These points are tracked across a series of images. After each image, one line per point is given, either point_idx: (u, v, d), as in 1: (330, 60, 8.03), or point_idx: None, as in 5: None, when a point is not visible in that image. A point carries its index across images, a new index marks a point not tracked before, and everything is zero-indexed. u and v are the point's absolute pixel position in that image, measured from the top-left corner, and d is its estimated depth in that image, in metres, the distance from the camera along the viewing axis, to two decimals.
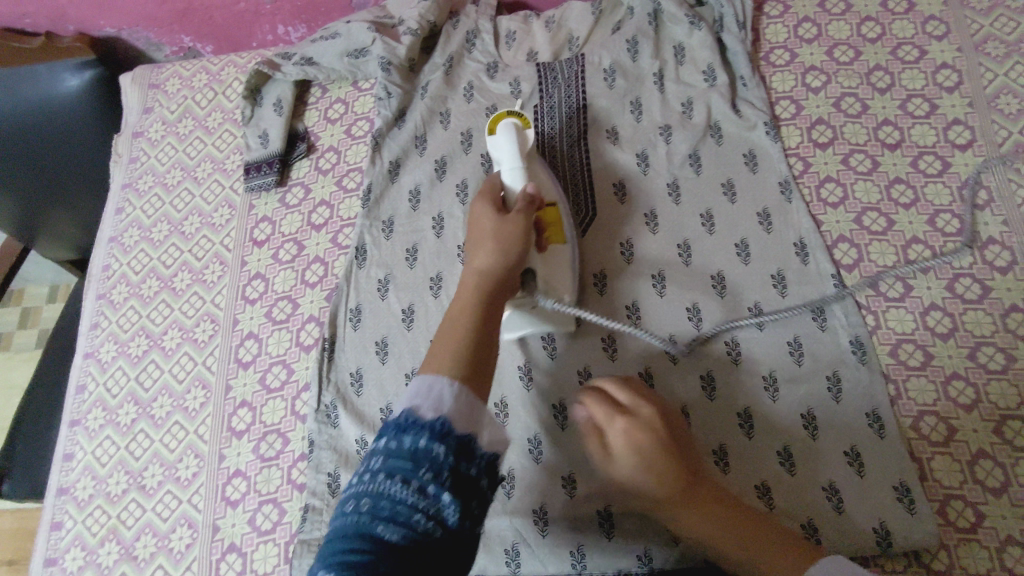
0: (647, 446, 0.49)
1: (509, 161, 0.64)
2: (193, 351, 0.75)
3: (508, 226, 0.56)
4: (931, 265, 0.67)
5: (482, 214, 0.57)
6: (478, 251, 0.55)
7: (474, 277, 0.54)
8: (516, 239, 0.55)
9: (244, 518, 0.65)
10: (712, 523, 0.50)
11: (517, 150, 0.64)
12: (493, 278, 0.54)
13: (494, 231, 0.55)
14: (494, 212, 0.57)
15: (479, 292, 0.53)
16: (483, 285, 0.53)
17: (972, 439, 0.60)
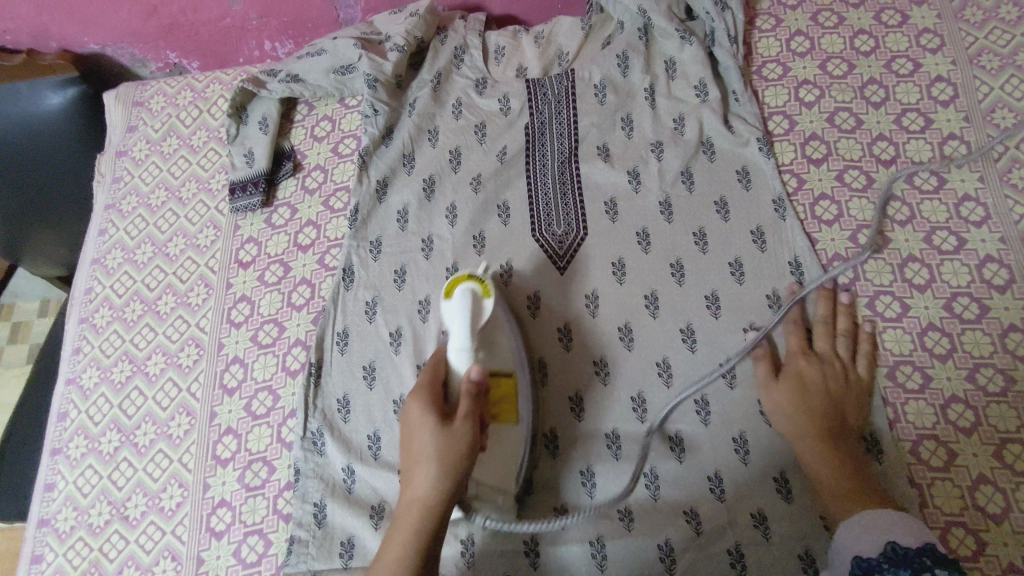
0: (799, 383, 0.61)
1: (460, 338, 0.57)
2: (177, 376, 0.73)
3: (453, 446, 0.51)
4: (929, 284, 0.65)
5: (422, 421, 0.52)
6: (417, 471, 0.51)
7: (413, 504, 0.51)
8: (460, 458, 0.51)
9: (229, 550, 0.64)
10: (818, 455, 0.58)
11: (469, 326, 0.57)
12: (431, 507, 0.50)
13: (437, 452, 0.51)
14: (436, 426, 0.52)
15: (421, 517, 0.50)
16: (421, 519, 0.50)
17: (972, 463, 0.58)
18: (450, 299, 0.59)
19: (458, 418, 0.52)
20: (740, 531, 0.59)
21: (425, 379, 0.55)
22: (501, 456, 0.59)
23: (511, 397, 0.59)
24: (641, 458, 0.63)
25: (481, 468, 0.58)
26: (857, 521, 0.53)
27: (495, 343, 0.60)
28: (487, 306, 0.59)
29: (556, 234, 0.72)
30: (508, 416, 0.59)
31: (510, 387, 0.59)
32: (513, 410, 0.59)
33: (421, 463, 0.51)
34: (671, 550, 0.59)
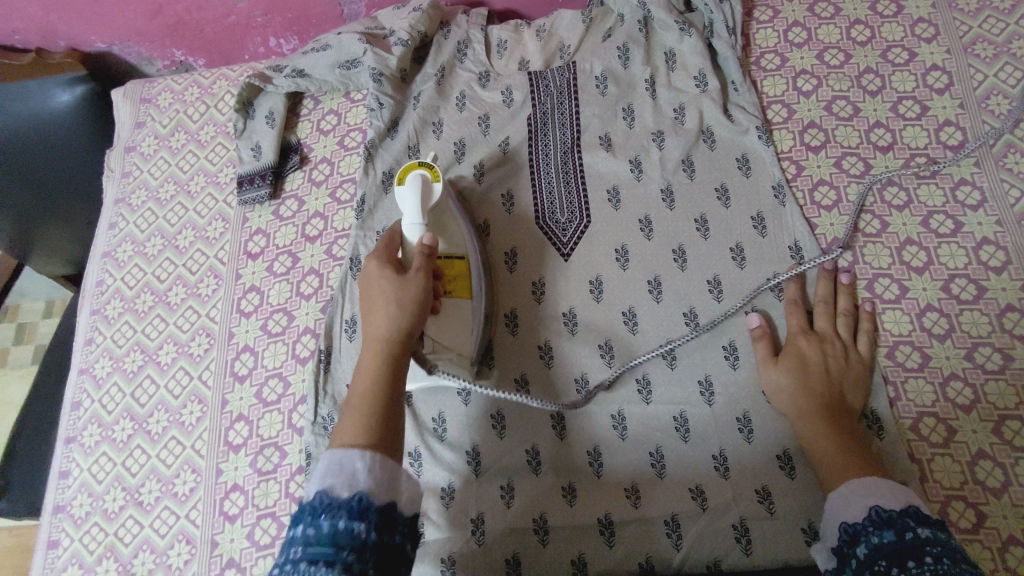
0: (802, 368, 0.62)
1: (411, 217, 0.63)
2: (189, 365, 0.74)
3: (407, 290, 0.55)
4: (926, 266, 0.67)
5: (378, 274, 0.56)
6: (376, 312, 0.54)
7: (373, 339, 0.53)
8: (415, 301, 0.55)
9: (243, 533, 0.65)
10: (832, 439, 0.58)
11: (420, 204, 0.64)
12: (391, 339, 0.53)
13: (395, 293, 0.55)
14: (393, 273, 0.56)
15: (382, 346, 0.53)
16: (382, 353, 0.52)
17: (971, 439, 0.60)
18: (401, 185, 0.65)
19: (412, 270, 0.57)
20: (745, 507, 0.60)
21: (381, 248, 0.60)
22: (458, 326, 0.63)
23: (465, 277, 0.66)
24: (647, 438, 0.64)
25: (438, 330, 0.62)
26: (849, 486, 0.54)
27: (445, 232, 0.67)
28: (436, 189, 0.66)
29: (560, 222, 0.74)
30: (463, 291, 0.65)
31: (463, 268, 0.66)
32: (467, 286, 0.65)
33: (378, 307, 0.54)
34: (677, 526, 0.60)
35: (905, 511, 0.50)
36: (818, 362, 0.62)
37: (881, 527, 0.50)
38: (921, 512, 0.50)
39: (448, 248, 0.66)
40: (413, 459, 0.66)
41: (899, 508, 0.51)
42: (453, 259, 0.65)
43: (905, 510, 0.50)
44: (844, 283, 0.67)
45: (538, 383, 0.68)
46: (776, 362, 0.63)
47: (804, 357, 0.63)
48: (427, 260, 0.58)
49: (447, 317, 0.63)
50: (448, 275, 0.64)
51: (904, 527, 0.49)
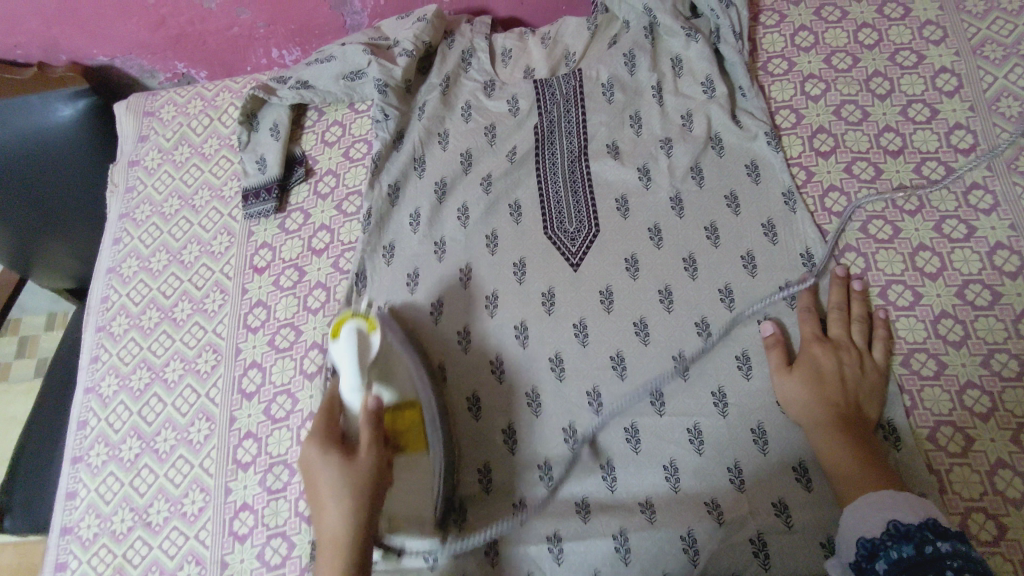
0: (817, 379, 0.61)
1: (351, 378, 0.60)
2: (196, 383, 0.73)
3: (357, 477, 0.53)
4: (940, 272, 0.66)
5: (323, 463, 0.53)
6: (325, 510, 0.52)
7: (327, 541, 0.51)
8: (366, 483, 0.53)
9: (253, 553, 0.64)
10: (849, 453, 0.57)
11: (359, 362, 0.60)
12: (348, 538, 0.51)
13: (343, 477, 0.52)
14: (338, 455, 0.53)
15: (339, 555, 0.50)
16: (340, 552, 0.50)
17: (990, 448, 0.59)
18: (338, 339, 0.62)
19: (360, 450, 0.54)
20: (762, 520, 0.59)
21: (322, 426, 0.56)
22: (416, 488, 0.62)
23: (417, 429, 0.62)
24: (660, 451, 0.63)
25: (394, 501, 0.61)
26: (866, 500, 0.53)
27: (391, 384, 0.63)
28: (374, 342, 0.62)
29: (568, 232, 0.73)
30: (417, 446, 0.62)
31: (414, 417, 0.63)
32: (421, 439, 0.62)
33: (327, 504, 0.52)
34: (694, 541, 0.59)
35: (924, 523, 0.50)
36: (833, 373, 0.62)
37: (900, 540, 0.49)
38: (941, 524, 0.50)
39: (395, 398, 0.63)
40: None
41: (916, 520, 0.50)
42: (402, 408, 0.62)
43: (923, 523, 0.50)
44: (857, 289, 0.66)
45: (549, 396, 0.67)
46: (792, 370, 0.63)
47: (819, 367, 0.62)
48: (374, 433, 0.55)
49: (406, 479, 0.61)
50: (398, 431, 0.61)
51: (923, 540, 0.49)
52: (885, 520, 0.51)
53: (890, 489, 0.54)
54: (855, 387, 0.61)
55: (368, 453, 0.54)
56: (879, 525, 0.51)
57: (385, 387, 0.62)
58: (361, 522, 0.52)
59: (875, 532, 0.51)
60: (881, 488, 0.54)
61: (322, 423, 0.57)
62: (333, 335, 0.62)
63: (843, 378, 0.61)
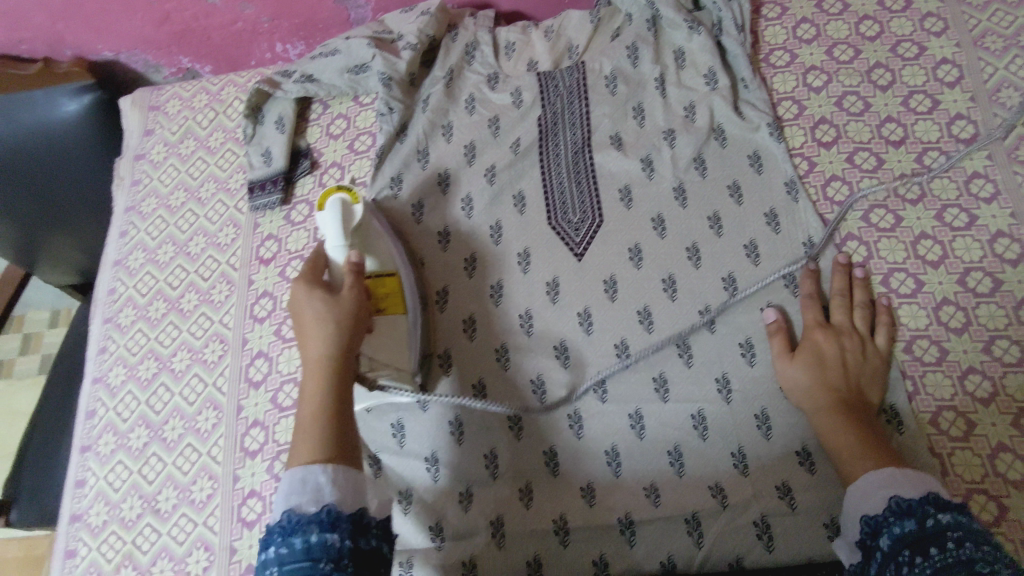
0: (820, 363, 0.62)
1: (334, 238, 0.62)
2: (203, 372, 0.74)
3: (341, 308, 0.55)
4: (941, 260, 0.67)
5: (307, 295, 0.56)
6: (310, 340, 0.54)
7: (311, 366, 0.53)
8: (350, 320, 0.55)
9: (262, 539, 0.65)
10: (850, 434, 0.58)
11: (343, 227, 0.62)
12: (332, 359, 0.53)
13: (328, 311, 0.55)
14: (323, 292, 0.56)
15: (324, 372, 0.52)
16: (324, 372, 0.52)
17: (992, 433, 0.59)
18: (322, 209, 0.63)
19: (343, 289, 0.57)
20: (766, 503, 0.60)
21: (307, 270, 0.59)
22: (393, 344, 0.64)
23: (397, 292, 0.65)
24: (664, 436, 0.64)
25: (372, 348, 0.63)
26: (867, 480, 0.54)
27: (370, 248, 0.65)
28: (358, 211, 0.63)
29: (572, 222, 0.74)
30: (396, 307, 0.64)
31: (393, 283, 0.65)
32: (400, 301, 0.64)
33: (311, 330, 0.54)
34: (698, 524, 0.60)
35: (925, 498, 0.50)
36: (836, 357, 0.62)
37: (900, 516, 0.50)
38: (944, 499, 0.50)
39: (377, 266, 0.65)
40: (429, 462, 0.65)
41: (916, 494, 0.51)
42: (382, 277, 0.64)
43: (924, 497, 0.50)
44: (859, 277, 0.67)
45: (554, 383, 0.67)
46: (794, 355, 0.63)
47: (822, 352, 0.62)
48: (356, 279, 0.58)
49: (384, 338, 0.64)
50: (377, 291, 0.64)
51: (924, 515, 0.49)
52: (886, 497, 0.52)
53: (891, 468, 0.54)
54: (857, 372, 0.62)
55: (352, 295, 0.57)
56: (881, 503, 0.52)
57: (367, 254, 0.65)
58: (347, 350, 0.54)
59: (877, 510, 0.51)
60: (882, 467, 0.54)
61: (308, 271, 0.59)
62: (317, 207, 0.63)
63: (845, 363, 0.62)
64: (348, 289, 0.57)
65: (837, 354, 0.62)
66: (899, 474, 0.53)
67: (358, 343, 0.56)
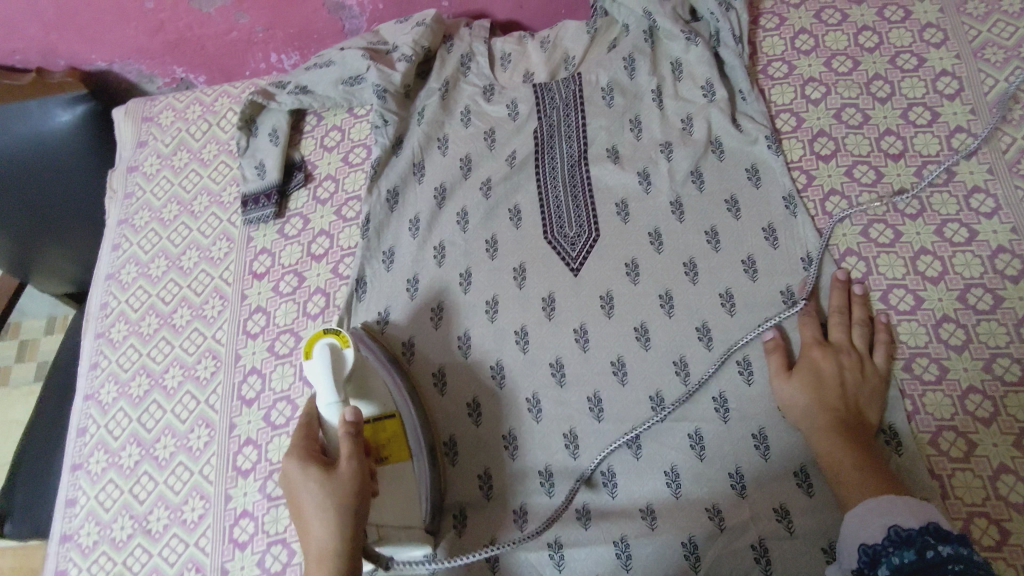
0: (818, 383, 0.61)
1: (326, 395, 0.58)
2: (195, 389, 0.73)
3: (340, 491, 0.52)
4: (941, 276, 0.66)
5: (304, 478, 0.52)
6: (310, 523, 0.51)
7: (315, 557, 0.51)
8: (349, 499, 0.52)
9: (254, 560, 0.64)
10: (848, 456, 0.57)
11: (336, 378, 0.58)
12: (335, 554, 0.50)
13: (326, 493, 0.51)
14: (319, 472, 0.52)
15: (326, 570, 0.50)
16: (329, 569, 0.50)
17: (992, 454, 0.59)
18: (310, 358, 0.59)
19: (341, 462, 0.53)
20: (764, 526, 0.59)
21: (300, 441, 0.56)
22: (401, 498, 0.60)
23: (399, 437, 0.62)
24: (661, 456, 0.63)
25: (381, 513, 0.59)
26: (865, 506, 0.53)
27: (368, 390, 0.62)
28: (348, 356, 0.60)
29: (568, 237, 0.73)
30: (400, 454, 0.61)
31: (395, 427, 0.62)
32: (403, 447, 0.61)
33: (311, 521, 0.51)
34: (695, 547, 0.59)
35: (924, 527, 0.50)
36: (834, 378, 0.61)
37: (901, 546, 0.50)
38: (944, 528, 0.50)
39: (376, 411, 0.62)
40: None
41: (916, 524, 0.50)
42: (384, 419, 0.62)
43: (923, 526, 0.50)
44: (858, 293, 0.66)
45: (550, 402, 0.67)
46: (793, 376, 0.62)
47: (820, 372, 0.62)
48: (354, 444, 0.54)
49: (390, 495, 0.60)
50: (379, 442, 0.60)
51: (924, 545, 0.49)
52: (886, 525, 0.51)
53: (889, 494, 0.53)
54: (855, 392, 0.61)
55: (350, 468, 0.53)
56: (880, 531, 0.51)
57: (364, 399, 0.61)
58: (349, 539, 0.51)
59: (877, 538, 0.51)
60: (880, 494, 0.54)
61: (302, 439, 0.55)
62: (304, 356, 0.59)
63: (844, 383, 0.61)
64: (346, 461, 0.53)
65: (836, 374, 0.62)
66: (897, 501, 0.52)
67: (361, 524, 0.53)
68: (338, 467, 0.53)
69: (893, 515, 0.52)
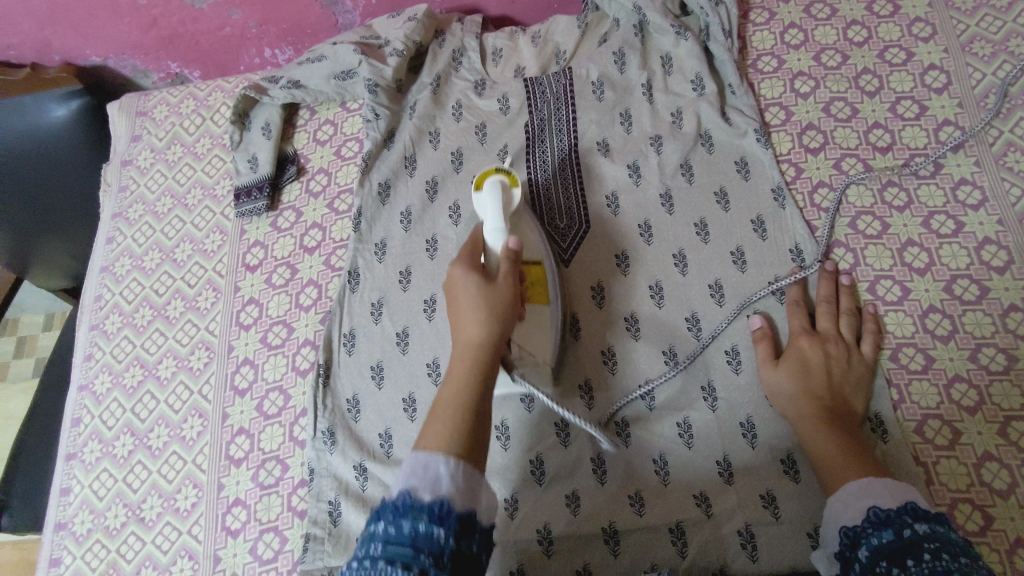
0: (804, 370, 0.62)
1: (493, 221, 0.61)
2: (188, 380, 0.74)
3: (496, 296, 0.53)
4: (928, 267, 0.66)
5: (465, 278, 0.54)
6: (465, 321, 0.52)
7: (464, 349, 0.51)
8: (503, 308, 0.53)
9: (246, 548, 0.64)
10: (831, 440, 0.57)
11: (503, 211, 0.62)
12: (484, 350, 0.51)
13: (481, 296, 0.53)
14: (478, 276, 0.54)
15: (469, 357, 0.50)
16: (474, 358, 0.50)
17: (977, 441, 0.59)
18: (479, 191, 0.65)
19: (499, 277, 0.55)
20: (749, 512, 0.60)
21: (465, 250, 0.58)
22: (540, 332, 0.64)
23: (540, 282, 0.66)
24: (650, 445, 0.64)
25: (521, 334, 0.62)
26: (848, 489, 0.54)
27: (521, 234, 0.67)
28: (515, 196, 0.65)
29: (559, 229, 0.73)
30: (539, 296, 0.65)
31: (539, 273, 0.66)
32: (543, 292, 0.66)
33: (467, 313, 0.52)
34: (682, 534, 0.60)
35: (901, 508, 0.50)
36: (823, 365, 0.62)
37: (879, 526, 0.49)
38: (923, 509, 0.49)
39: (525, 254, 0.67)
40: None
41: (893, 506, 0.50)
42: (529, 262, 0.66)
43: (899, 507, 0.50)
44: (845, 284, 0.66)
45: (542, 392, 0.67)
46: (776, 362, 0.63)
47: (805, 359, 0.62)
48: (511, 266, 0.56)
49: (530, 323, 0.63)
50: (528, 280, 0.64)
51: (901, 525, 0.48)
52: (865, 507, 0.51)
53: (870, 478, 0.54)
54: (842, 381, 0.61)
55: (506, 285, 0.55)
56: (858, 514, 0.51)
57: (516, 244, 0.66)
58: (501, 335, 0.52)
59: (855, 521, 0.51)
60: (860, 478, 0.54)
61: (463, 253, 0.57)
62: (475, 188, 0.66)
63: (831, 373, 0.61)
64: (503, 279, 0.55)
65: (823, 364, 0.62)
66: (871, 483, 0.53)
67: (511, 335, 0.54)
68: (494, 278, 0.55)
69: (871, 495, 0.52)
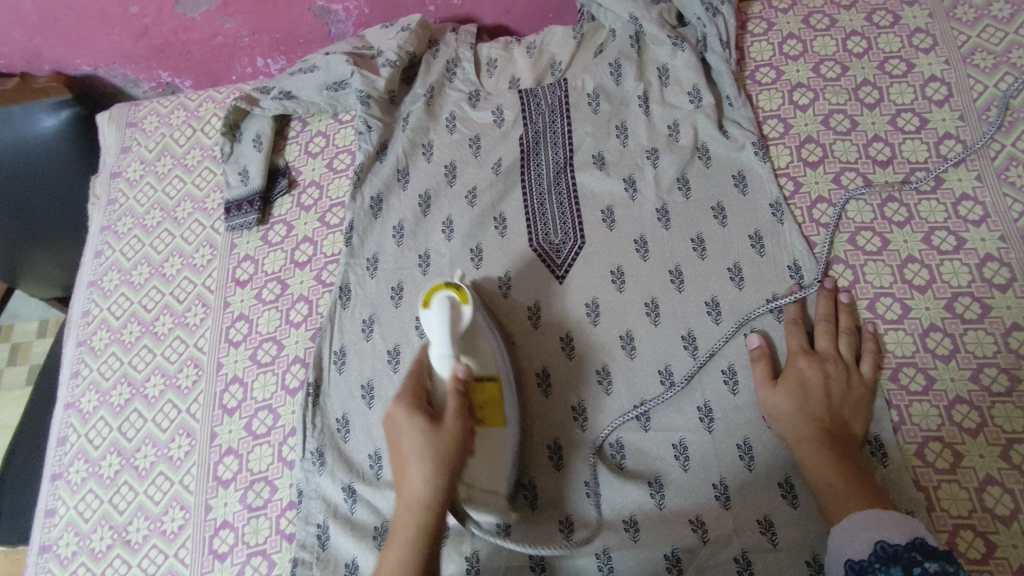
0: (803, 392, 0.60)
1: (440, 346, 0.57)
2: (177, 398, 0.73)
3: (440, 444, 0.52)
4: (929, 284, 0.65)
5: (410, 426, 0.53)
6: (408, 472, 0.52)
7: (410, 504, 0.52)
8: (448, 456, 0.52)
9: (233, 572, 0.63)
10: (831, 465, 0.56)
11: (450, 333, 0.58)
12: (427, 506, 0.51)
13: (424, 447, 0.52)
14: (422, 424, 0.53)
15: (413, 517, 0.51)
16: (419, 518, 0.51)
17: (979, 465, 0.58)
18: (428, 308, 0.59)
19: (445, 417, 0.53)
20: (746, 538, 0.58)
21: (408, 386, 0.56)
22: (494, 459, 0.61)
23: (495, 400, 0.61)
24: (645, 468, 0.63)
25: (472, 470, 0.61)
26: (851, 519, 0.52)
27: (477, 344, 0.62)
28: (466, 312, 0.60)
29: (553, 244, 0.72)
30: (493, 418, 0.61)
31: (495, 390, 0.61)
32: (499, 412, 0.61)
33: (411, 467, 0.52)
34: (677, 560, 0.59)
35: (909, 544, 0.49)
36: (822, 387, 0.60)
37: (887, 564, 0.48)
38: (932, 545, 0.49)
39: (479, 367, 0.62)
40: None
41: (901, 541, 0.49)
42: (484, 380, 0.61)
43: (907, 543, 0.49)
44: (845, 302, 0.65)
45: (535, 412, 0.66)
46: (774, 383, 0.62)
47: (804, 381, 0.61)
48: (458, 404, 0.54)
49: (482, 453, 0.61)
50: (482, 402, 0.60)
51: (910, 563, 0.48)
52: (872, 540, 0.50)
53: (873, 508, 0.53)
54: (841, 405, 0.60)
55: (452, 427, 0.53)
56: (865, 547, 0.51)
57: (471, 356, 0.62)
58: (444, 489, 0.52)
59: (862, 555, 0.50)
60: (862, 508, 0.53)
61: (409, 390, 0.55)
62: (424, 303, 0.60)
63: (830, 396, 0.60)
64: (449, 418, 0.53)
65: (822, 386, 0.61)
66: (875, 513, 0.52)
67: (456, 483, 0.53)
68: (439, 419, 0.54)
69: (875, 526, 0.51)
